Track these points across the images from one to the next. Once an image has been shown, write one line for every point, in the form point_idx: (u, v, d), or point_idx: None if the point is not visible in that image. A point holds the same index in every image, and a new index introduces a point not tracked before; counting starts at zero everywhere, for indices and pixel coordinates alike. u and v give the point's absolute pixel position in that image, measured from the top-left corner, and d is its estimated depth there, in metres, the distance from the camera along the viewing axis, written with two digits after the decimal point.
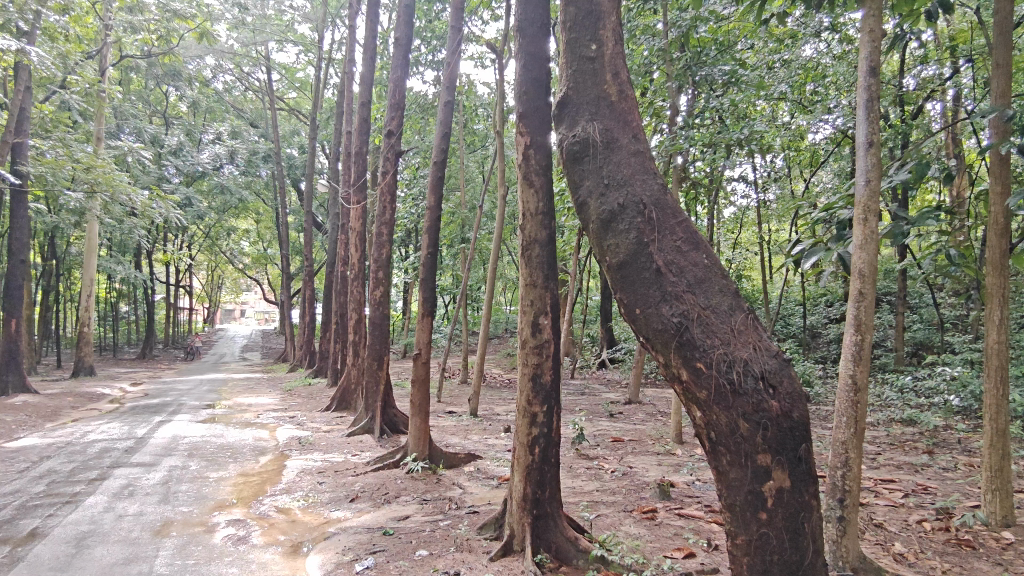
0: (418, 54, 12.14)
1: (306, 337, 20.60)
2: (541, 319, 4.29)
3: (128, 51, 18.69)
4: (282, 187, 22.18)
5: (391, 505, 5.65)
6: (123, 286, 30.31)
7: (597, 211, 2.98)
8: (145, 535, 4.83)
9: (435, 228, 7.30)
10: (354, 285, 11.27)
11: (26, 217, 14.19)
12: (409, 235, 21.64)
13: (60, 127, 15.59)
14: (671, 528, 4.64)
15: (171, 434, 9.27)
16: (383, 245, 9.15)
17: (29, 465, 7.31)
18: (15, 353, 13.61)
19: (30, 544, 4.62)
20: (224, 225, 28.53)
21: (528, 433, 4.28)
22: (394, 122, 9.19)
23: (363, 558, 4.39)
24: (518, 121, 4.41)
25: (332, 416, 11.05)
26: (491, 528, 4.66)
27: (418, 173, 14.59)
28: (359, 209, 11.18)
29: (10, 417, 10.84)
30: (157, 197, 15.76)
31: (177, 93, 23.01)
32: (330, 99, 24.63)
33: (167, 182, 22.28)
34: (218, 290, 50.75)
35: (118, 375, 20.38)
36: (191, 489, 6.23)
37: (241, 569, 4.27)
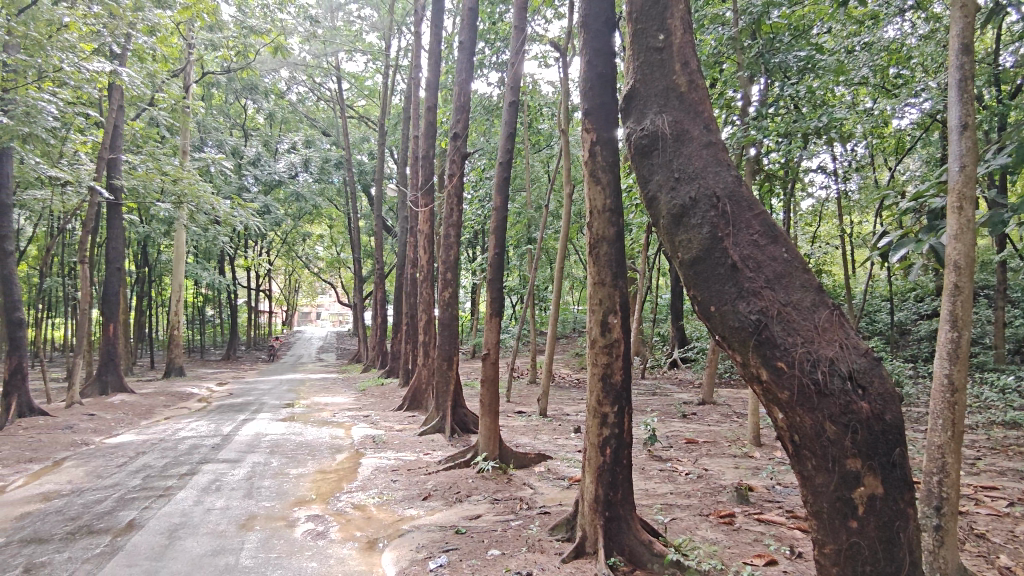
0: (483, 57, 12.19)
1: (378, 338, 21.15)
2: (611, 318, 4.20)
3: (209, 67, 19.70)
4: (354, 193, 22.86)
5: (463, 504, 5.70)
6: (208, 290, 32.06)
7: (667, 206, 2.90)
8: (231, 529, 5.05)
9: (501, 228, 7.31)
10: (424, 287, 11.48)
11: (121, 229, 15.16)
12: (476, 236, 21.89)
13: (150, 143, 16.61)
14: (751, 534, 4.47)
15: (253, 432, 9.68)
16: (452, 247, 9.26)
17: (127, 460, 7.80)
18: (113, 355, 14.57)
19: (129, 535, 4.91)
20: (300, 231, 29.71)
21: (598, 433, 4.22)
22: (460, 124, 9.26)
23: (436, 556, 4.44)
24: (584, 118, 4.36)
25: (405, 415, 11.28)
26: (563, 529, 4.62)
27: (483, 174, 14.68)
28: (427, 212, 11.36)
29: (110, 415, 11.61)
30: (237, 206, 16.54)
31: (255, 106, 24.08)
32: (397, 105, 25.16)
33: (247, 191, 23.39)
34: (296, 294, 52.98)
35: (205, 375, 21.57)
36: (273, 485, 6.49)
37: (320, 563, 4.39)
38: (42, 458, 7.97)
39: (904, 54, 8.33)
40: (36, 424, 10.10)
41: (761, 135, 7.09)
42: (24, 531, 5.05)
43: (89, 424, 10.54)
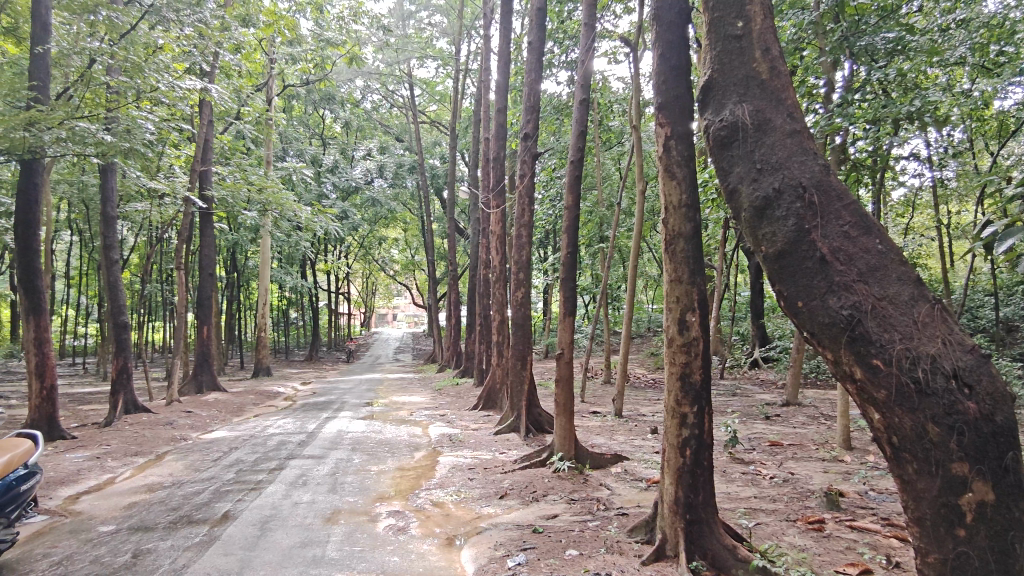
0: (552, 56, 12.17)
1: (453, 339, 21.49)
2: (689, 315, 4.09)
3: (290, 81, 20.58)
4: (427, 196, 23.32)
5: (540, 503, 5.71)
6: (292, 294, 33.54)
7: (749, 198, 2.83)
8: (318, 522, 5.26)
9: (574, 227, 7.26)
10: (497, 288, 11.62)
11: (212, 237, 16.05)
12: (548, 236, 21.87)
13: (237, 154, 17.53)
14: (843, 542, 4.26)
15: (336, 430, 10.03)
16: (524, 247, 9.29)
17: (221, 455, 8.25)
18: (207, 356, 15.46)
19: (224, 525, 5.19)
20: (376, 235, 30.62)
21: (678, 434, 4.11)
22: (530, 125, 9.28)
23: (514, 554, 4.46)
24: (658, 112, 4.29)
25: (480, 415, 11.40)
26: (642, 531, 4.54)
27: (554, 174, 14.64)
28: (498, 213, 11.46)
29: (206, 412, 12.32)
30: (318, 213, 17.20)
31: (332, 115, 24.99)
32: (467, 108, 25.50)
33: (326, 198, 24.29)
34: (373, 297, 54.60)
35: (290, 375, 22.56)
36: (355, 481, 6.70)
37: (402, 558, 4.49)
38: (146, 452, 8.54)
39: (1007, 30, 7.74)
40: (141, 420, 10.85)
41: (847, 123, 6.79)
42: (132, 520, 5.43)
43: (188, 421, 11.22)
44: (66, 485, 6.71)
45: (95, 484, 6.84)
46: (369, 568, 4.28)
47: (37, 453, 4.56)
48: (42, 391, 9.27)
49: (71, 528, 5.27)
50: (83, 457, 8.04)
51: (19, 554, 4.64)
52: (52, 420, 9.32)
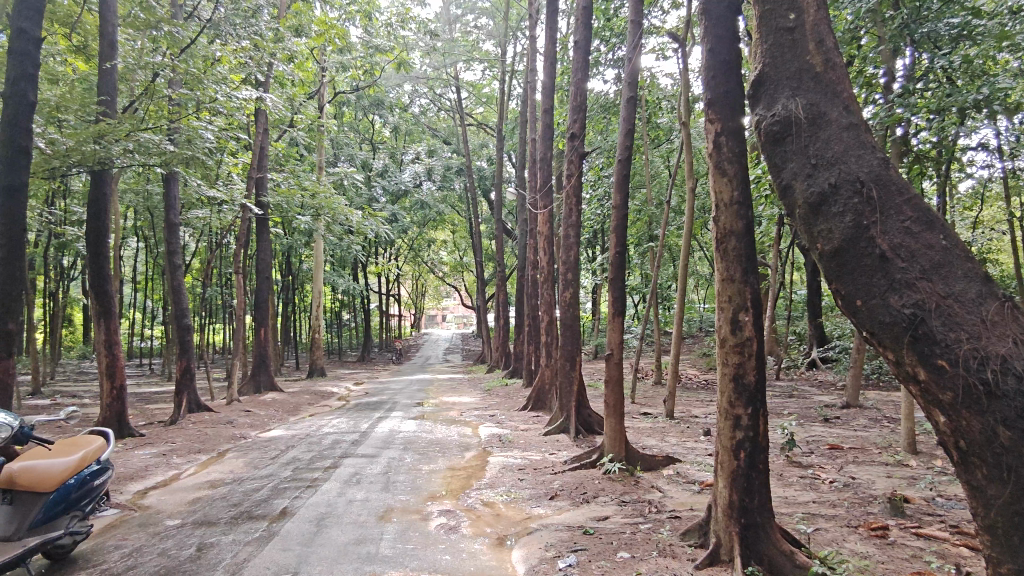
0: (599, 55, 12.09)
1: (502, 339, 21.57)
2: (742, 315, 4.00)
3: (340, 87, 21.04)
4: (475, 198, 23.45)
5: (590, 504, 5.68)
6: (344, 296, 34.27)
7: (804, 194, 2.87)
8: (372, 520, 5.36)
9: (623, 226, 7.18)
10: (545, 288, 11.62)
11: (269, 241, 16.54)
12: (596, 235, 21.72)
13: (291, 161, 18.05)
14: (908, 550, 4.09)
15: (388, 430, 10.20)
16: (572, 248, 9.25)
17: (279, 453, 8.50)
18: (264, 357, 15.94)
19: (282, 521, 5.34)
20: (425, 237, 31.02)
21: (731, 436, 4.02)
22: (577, 125, 9.22)
23: (565, 555, 4.45)
24: (707, 108, 4.23)
25: (530, 415, 11.41)
26: (696, 535, 4.47)
27: (601, 173, 14.53)
28: (546, 214, 11.45)
29: (264, 412, 12.71)
30: (369, 216, 17.52)
31: (381, 121, 25.44)
32: (514, 109, 25.57)
33: (377, 202, 24.78)
34: (423, 298, 55.28)
35: (344, 375, 23.06)
36: (408, 480, 6.81)
37: (453, 556, 4.53)
38: (208, 450, 8.88)
39: None
40: (203, 419, 11.27)
41: (909, 113, 6.60)
42: (196, 515, 5.64)
43: (247, 420, 11.61)
44: (135, 481, 7.03)
45: (161, 479, 7.15)
46: (421, 566, 4.33)
47: (110, 450, 4.81)
48: (113, 390, 9.74)
49: (140, 521, 5.52)
50: (150, 454, 8.42)
51: (93, 545, 4.89)
52: (121, 419, 9.78)
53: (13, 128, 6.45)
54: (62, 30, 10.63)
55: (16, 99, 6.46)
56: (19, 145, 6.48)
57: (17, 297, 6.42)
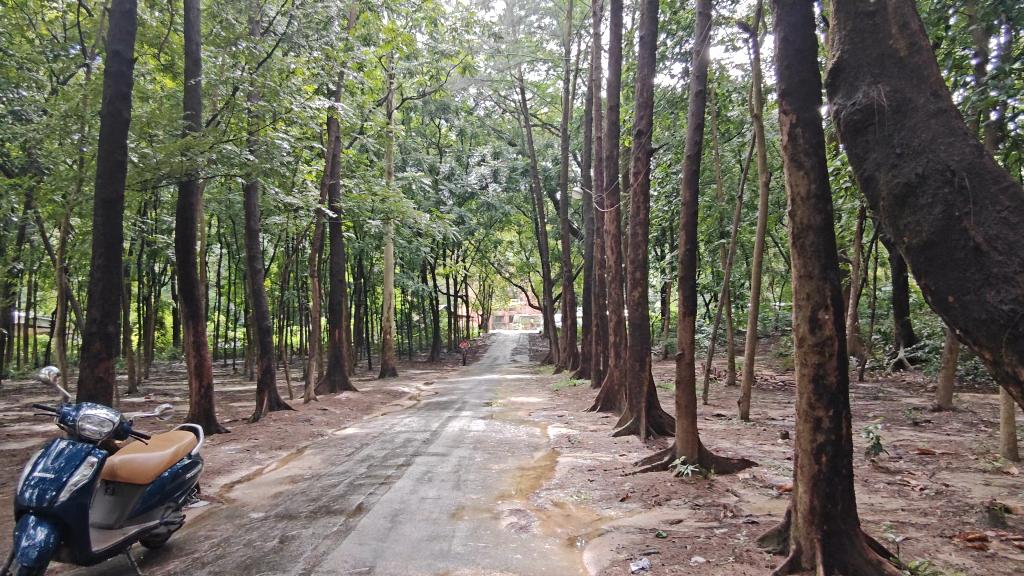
0: (665, 49, 11.87)
1: (569, 339, 21.48)
2: (821, 314, 3.82)
3: (408, 94, 21.48)
4: (540, 198, 23.45)
5: (663, 507, 5.58)
6: (413, 298, 34.97)
7: (889, 184, 3.10)
8: (444, 517, 5.46)
9: (692, 223, 7.01)
10: (613, 287, 11.52)
11: (341, 245, 17.08)
12: (664, 234, 21.32)
13: (362, 167, 18.60)
14: (1010, 563, 3.81)
15: (458, 429, 10.35)
16: (640, 246, 9.11)
17: (354, 450, 8.77)
18: (339, 358, 16.50)
19: (358, 516, 5.50)
20: (491, 238, 31.33)
21: (812, 439, 3.85)
22: (643, 121, 9.07)
23: (638, 558, 4.39)
24: (781, 99, 4.08)
25: (599, 416, 11.31)
26: (774, 541, 4.32)
27: (670, 170, 14.25)
28: (612, 213, 11.33)
29: (339, 410, 13.13)
30: (436, 219, 17.76)
31: (448, 124, 25.83)
32: (579, 108, 25.44)
33: (444, 205, 25.25)
34: (489, 299, 55.68)
35: (414, 375, 23.54)
36: (478, 478, 6.89)
37: (524, 556, 4.54)
38: (287, 446, 9.25)
39: None
40: (283, 417, 11.74)
41: (1004, 96, 6.18)
42: (278, 508, 5.89)
43: (323, 418, 12.03)
44: (222, 475, 7.41)
45: (246, 474, 7.50)
46: (493, 564, 4.36)
47: (199, 445, 5.12)
48: (201, 389, 10.31)
49: (227, 513, 5.82)
50: (236, 449, 8.85)
51: (185, 535, 5.18)
52: (209, 416, 10.33)
53: (110, 144, 6.94)
54: (151, 50, 11.31)
55: (112, 117, 6.95)
56: (116, 159, 6.96)
57: (116, 300, 6.88)
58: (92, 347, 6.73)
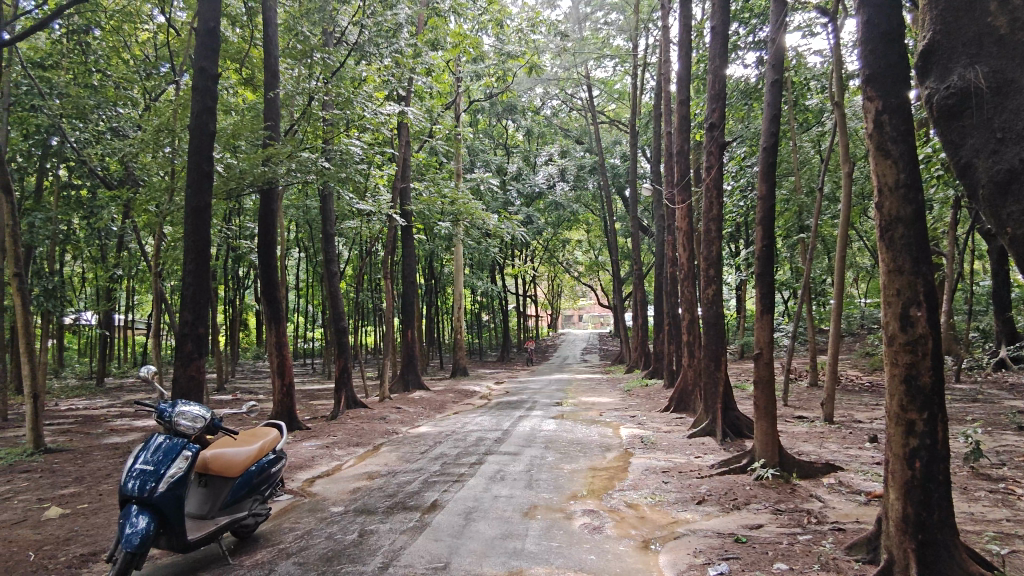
0: (738, 38, 11.51)
1: (641, 339, 21.15)
2: (913, 310, 3.60)
3: (475, 97, 21.76)
4: (608, 196, 23.18)
5: (742, 511, 5.41)
6: (483, 298, 35.28)
7: (988, 172, 3.28)
8: (517, 516, 5.48)
9: (769, 218, 6.76)
10: (684, 285, 11.29)
11: (413, 248, 17.46)
12: (738, 229, 20.66)
13: (432, 170, 18.93)
14: None
15: (529, 428, 10.38)
16: (712, 243, 8.90)
17: (428, 448, 8.95)
18: (413, 357, 16.86)
19: (434, 513, 5.61)
20: (560, 237, 31.28)
21: (904, 443, 3.63)
22: (716, 114, 8.78)
23: (716, 563, 4.27)
24: (865, 85, 3.89)
25: (672, 417, 11.09)
26: (864, 550, 4.11)
27: (744, 163, 13.81)
28: (683, 209, 11.10)
29: (413, 409, 13.43)
30: (505, 219, 17.82)
31: (515, 125, 26.00)
32: (648, 103, 25.00)
33: (512, 205, 25.40)
34: (559, 298, 55.45)
35: (485, 375, 23.74)
36: (551, 478, 6.89)
37: (599, 557, 4.50)
38: (365, 443, 9.55)
39: None
40: (360, 415, 12.11)
41: None
42: (357, 503, 6.07)
43: (398, 416, 12.34)
44: (304, 470, 7.72)
45: (326, 469, 7.78)
46: (566, 564, 4.35)
47: (283, 441, 5.36)
48: (282, 387, 10.78)
49: (309, 507, 6.05)
50: (316, 446, 9.21)
51: (271, 527, 5.41)
52: (291, 413, 10.79)
53: (197, 156, 7.34)
54: (233, 65, 11.93)
55: (198, 129, 7.35)
56: (203, 169, 7.36)
57: (206, 303, 7.28)
58: (184, 348, 7.14)
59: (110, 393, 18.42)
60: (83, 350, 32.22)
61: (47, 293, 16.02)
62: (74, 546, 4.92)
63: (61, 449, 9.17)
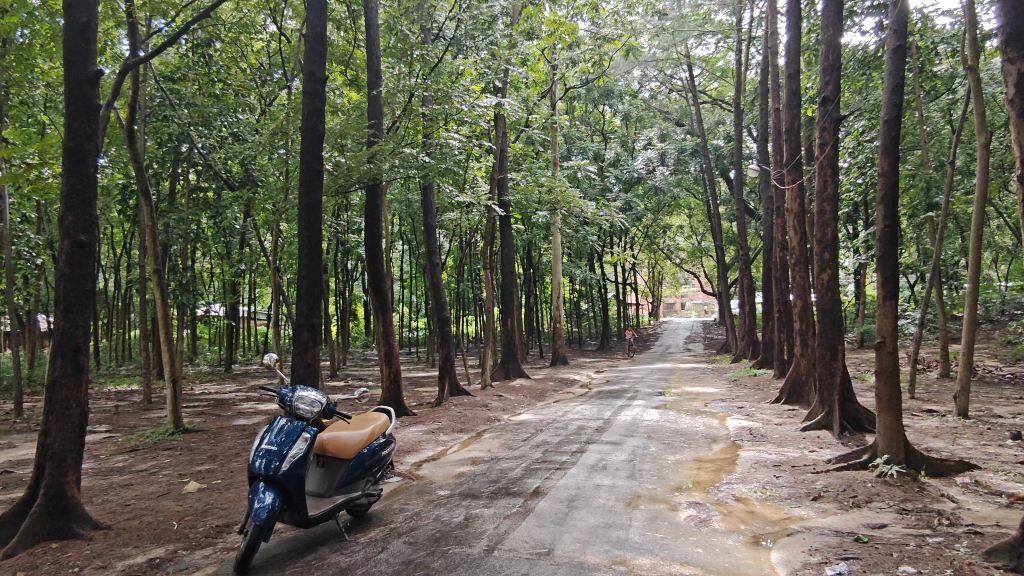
0: (855, 4, 10.72)
1: (748, 327, 20.31)
2: None
3: (572, 83, 21.58)
4: (712, 178, 22.31)
5: (863, 509, 5.08)
6: (582, 286, 35.07)
7: None
8: (620, 505, 5.44)
9: (892, 195, 6.22)
10: (796, 270, 10.70)
11: (511, 238, 17.64)
12: (856, 210, 19.28)
13: (529, 159, 19.04)
14: None
15: (631, 418, 10.25)
16: (827, 225, 8.37)
17: (529, 435, 9.04)
18: (513, 347, 17.10)
19: (536, 499, 5.67)
20: (660, 223, 30.59)
21: None
22: (830, 87, 8.24)
23: (834, 562, 4.04)
24: (1005, 47, 3.49)
25: (783, 409, 10.59)
26: (1005, 556, 3.75)
27: (863, 138, 12.83)
28: (794, 189, 10.54)
29: (514, 397, 13.61)
30: (603, 205, 17.40)
31: (612, 110, 25.63)
32: (754, 80, 23.80)
33: (610, 191, 25.10)
34: (660, 285, 54.21)
35: (585, 364, 23.66)
36: (654, 469, 6.78)
37: (706, 550, 4.38)
38: (469, 429, 9.81)
39: None
40: (463, 402, 12.44)
41: None
42: (463, 487, 6.25)
43: (500, 403, 12.58)
44: (411, 454, 8.03)
45: (432, 454, 8.07)
46: (672, 556, 4.26)
47: (392, 426, 5.60)
48: (390, 374, 11.24)
49: (418, 490, 6.30)
50: (422, 431, 9.55)
51: (383, 507, 5.68)
52: (398, 399, 11.25)
53: (309, 155, 7.75)
54: (340, 67, 12.53)
55: (309, 130, 7.77)
56: (314, 168, 7.75)
57: (318, 295, 7.68)
58: (301, 338, 7.60)
59: (238, 379, 19.99)
60: (213, 340, 35.07)
61: (181, 287, 17.53)
62: (211, 518, 5.39)
63: (197, 429, 10.04)
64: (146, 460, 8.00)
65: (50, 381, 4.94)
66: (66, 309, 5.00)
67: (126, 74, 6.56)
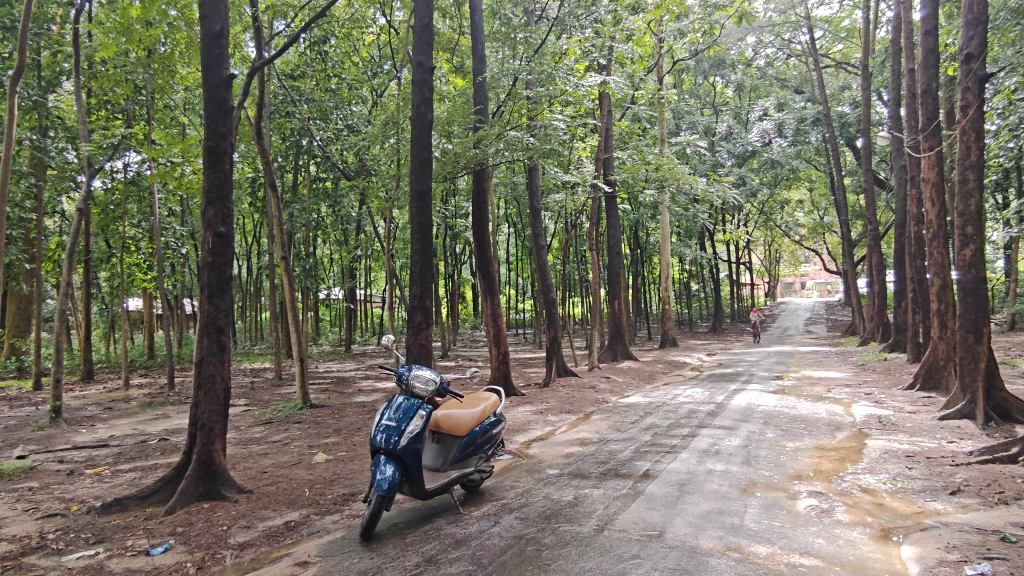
0: None
1: (878, 307, 18.83)
2: None
3: (680, 55, 20.89)
4: (836, 148, 20.79)
5: (1011, 507, 4.64)
6: (693, 266, 33.95)
7: None
8: (733, 492, 5.29)
9: None
10: (933, 245, 9.80)
11: (617, 218, 17.40)
12: (1007, 177, 17.29)
13: (636, 137, 18.63)
14: None
15: (746, 402, 9.88)
16: (971, 195, 7.59)
17: (638, 418, 8.95)
18: (620, 329, 16.92)
19: (646, 482, 5.63)
20: (777, 198, 29.04)
21: None
22: (974, 42, 7.47)
23: (975, 562, 3.72)
24: None
25: (917, 396, 9.80)
26: None
27: (1015, 97, 11.47)
28: (931, 157, 9.65)
29: (622, 379, 13.50)
30: (715, 180, 16.39)
31: (724, 80, 24.63)
32: (884, 39, 21.89)
33: (722, 166, 24.15)
34: (777, 264, 51.39)
35: (696, 346, 22.97)
36: (771, 455, 6.52)
37: (829, 542, 4.18)
38: (576, 410, 9.87)
39: None
40: (571, 383, 12.51)
41: None
42: (571, 467, 6.32)
43: (607, 385, 12.52)
44: (520, 433, 8.19)
45: (541, 434, 8.18)
46: (790, 546, 4.10)
47: (502, 405, 5.74)
48: (499, 355, 11.48)
49: (528, 468, 6.43)
50: (530, 411, 9.71)
51: (495, 483, 5.86)
52: (507, 380, 11.48)
53: (419, 144, 8.01)
54: (446, 54, 12.81)
55: (419, 120, 8.05)
56: (424, 156, 8.02)
57: (430, 278, 8.01)
58: (414, 319, 7.94)
59: (358, 358, 21.18)
60: (335, 320, 37.31)
61: (306, 272, 18.79)
62: (338, 486, 5.80)
63: (322, 405, 10.79)
64: (280, 432, 8.71)
65: (199, 358, 5.47)
66: (210, 294, 5.51)
67: (254, 74, 7.01)
